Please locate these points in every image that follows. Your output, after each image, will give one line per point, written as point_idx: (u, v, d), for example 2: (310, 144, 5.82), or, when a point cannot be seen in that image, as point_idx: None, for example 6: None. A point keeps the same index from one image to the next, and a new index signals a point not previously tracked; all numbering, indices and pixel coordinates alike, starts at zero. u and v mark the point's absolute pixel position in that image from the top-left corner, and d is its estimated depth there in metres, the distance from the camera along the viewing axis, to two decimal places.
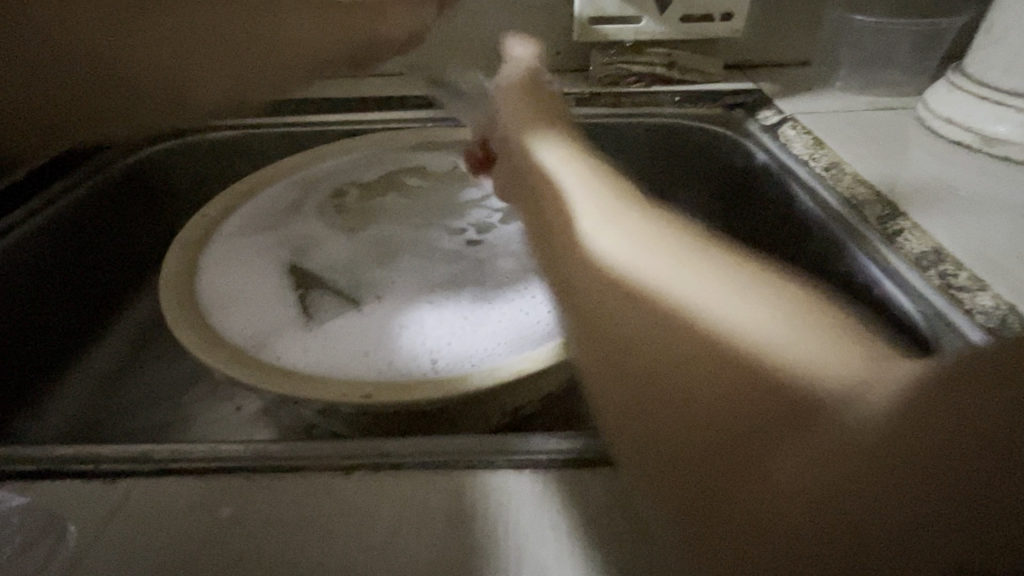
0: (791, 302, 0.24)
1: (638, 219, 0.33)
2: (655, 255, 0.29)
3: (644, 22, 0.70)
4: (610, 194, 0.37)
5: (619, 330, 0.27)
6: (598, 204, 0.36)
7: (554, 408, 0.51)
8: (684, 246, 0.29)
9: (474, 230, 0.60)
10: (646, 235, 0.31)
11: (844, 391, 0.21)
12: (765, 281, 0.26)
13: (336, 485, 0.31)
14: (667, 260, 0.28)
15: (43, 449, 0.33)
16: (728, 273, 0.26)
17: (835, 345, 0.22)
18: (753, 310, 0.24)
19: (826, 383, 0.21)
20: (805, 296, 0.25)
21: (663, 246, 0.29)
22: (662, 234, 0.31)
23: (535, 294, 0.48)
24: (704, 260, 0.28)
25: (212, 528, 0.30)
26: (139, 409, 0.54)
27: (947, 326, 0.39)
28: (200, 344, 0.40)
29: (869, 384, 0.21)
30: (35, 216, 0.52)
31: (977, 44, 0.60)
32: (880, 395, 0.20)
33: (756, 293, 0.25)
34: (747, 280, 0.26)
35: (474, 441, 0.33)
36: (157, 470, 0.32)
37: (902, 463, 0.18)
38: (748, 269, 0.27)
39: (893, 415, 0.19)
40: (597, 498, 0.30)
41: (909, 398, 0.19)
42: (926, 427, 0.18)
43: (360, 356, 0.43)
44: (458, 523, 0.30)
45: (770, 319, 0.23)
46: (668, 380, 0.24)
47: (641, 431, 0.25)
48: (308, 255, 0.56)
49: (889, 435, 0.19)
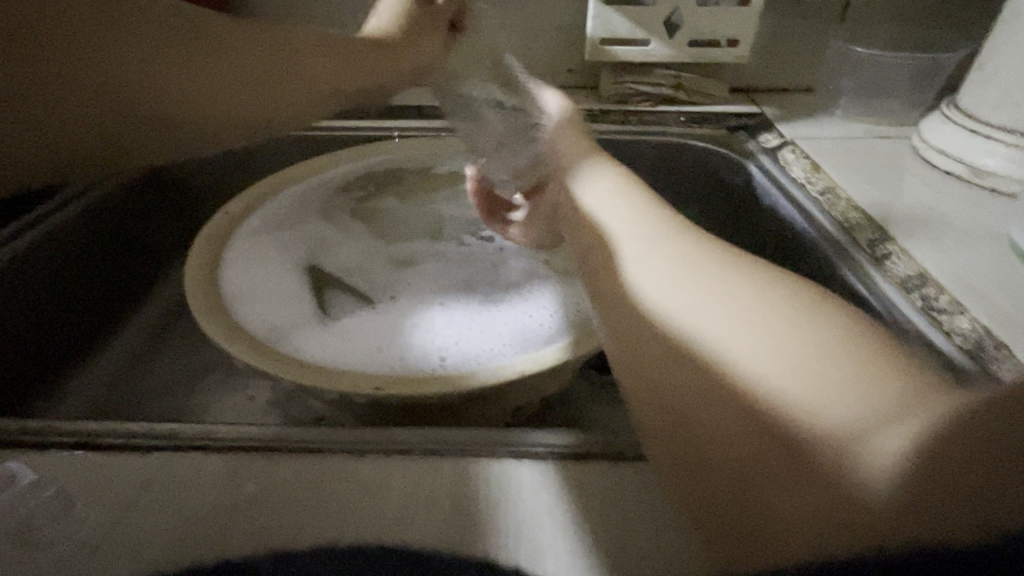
0: (830, 351, 0.25)
1: (677, 244, 0.34)
2: (698, 294, 0.30)
3: (653, 45, 0.73)
4: (643, 218, 0.37)
5: (655, 369, 0.30)
6: (624, 227, 0.37)
7: (553, 408, 0.53)
8: (722, 279, 0.31)
9: (484, 236, 0.63)
10: (687, 267, 0.32)
11: (867, 422, 0.23)
12: (807, 311, 0.28)
13: (350, 466, 0.34)
14: (698, 298, 0.30)
15: (71, 424, 0.36)
16: (773, 312, 0.28)
17: (852, 382, 0.24)
18: (775, 349, 0.26)
19: (845, 418, 0.23)
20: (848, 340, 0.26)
21: (697, 276, 0.31)
22: (699, 262, 0.32)
23: (540, 300, 0.51)
24: (738, 295, 0.29)
25: (238, 499, 0.32)
26: (156, 393, 0.57)
27: (928, 344, 0.41)
28: (224, 334, 0.42)
29: (890, 419, 0.22)
30: (65, 208, 0.55)
31: (969, 81, 0.62)
32: (895, 434, 0.22)
33: (795, 342, 0.26)
34: (791, 325, 0.27)
35: (481, 432, 0.35)
36: (183, 446, 0.35)
37: (913, 500, 0.20)
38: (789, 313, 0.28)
39: (917, 446, 0.21)
40: (592, 487, 0.33)
41: (930, 440, 0.20)
42: (941, 474, 0.20)
43: (374, 351, 0.46)
44: (463, 504, 0.32)
45: (787, 353, 0.26)
46: (698, 415, 0.28)
47: (673, 450, 0.29)
48: (325, 257, 0.60)
49: (915, 459, 0.20)
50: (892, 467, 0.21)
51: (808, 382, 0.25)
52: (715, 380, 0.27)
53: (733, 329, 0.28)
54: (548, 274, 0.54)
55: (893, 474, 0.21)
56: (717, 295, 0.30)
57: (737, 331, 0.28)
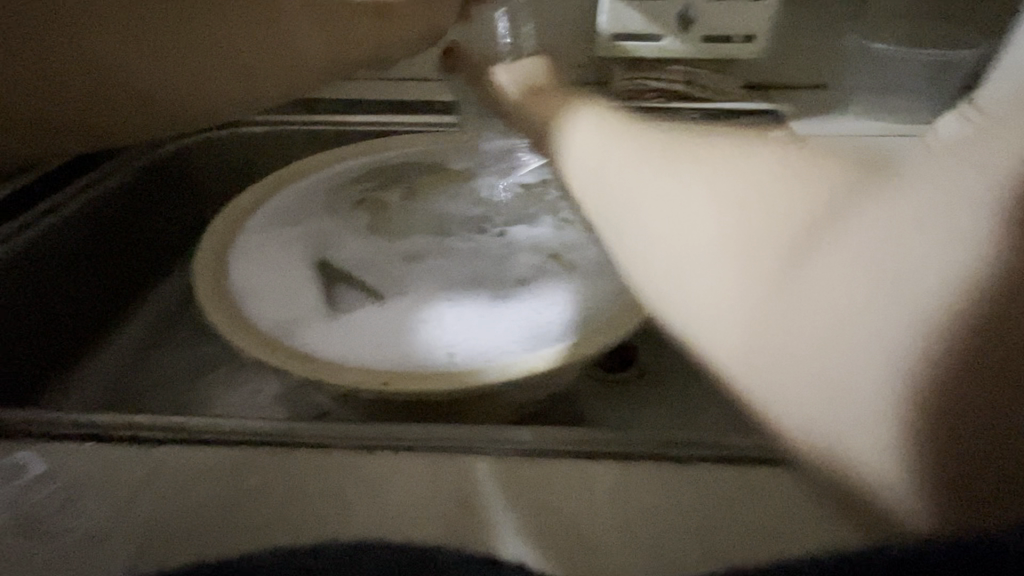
0: (814, 294, 0.23)
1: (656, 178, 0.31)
2: (683, 263, 0.27)
3: (667, 40, 0.72)
4: (613, 161, 0.34)
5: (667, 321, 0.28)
6: (607, 170, 0.34)
7: (561, 406, 0.52)
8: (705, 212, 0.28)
9: (495, 230, 0.60)
10: (666, 211, 0.29)
11: (867, 350, 0.21)
12: (797, 226, 0.25)
13: (355, 462, 0.33)
14: (689, 242, 0.28)
15: (75, 416, 0.35)
16: (762, 239, 0.25)
17: (848, 304, 0.22)
18: (767, 288, 0.24)
19: (844, 346, 0.22)
20: (841, 259, 0.23)
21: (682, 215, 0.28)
22: (679, 195, 0.29)
23: (549, 298, 0.50)
24: (725, 228, 0.26)
25: (244, 493, 0.32)
26: (162, 386, 0.57)
27: None
28: (233, 328, 0.43)
29: (887, 343, 0.21)
30: (74, 200, 0.55)
31: (991, 77, 0.61)
32: (893, 358, 0.21)
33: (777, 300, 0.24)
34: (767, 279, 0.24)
35: (490, 430, 0.34)
36: (191, 440, 0.34)
37: (926, 433, 0.20)
38: (766, 258, 0.25)
39: (920, 375, 0.20)
40: (604, 489, 0.32)
41: (930, 363, 0.20)
42: (940, 408, 0.20)
43: (381, 346, 0.45)
44: (468, 502, 0.31)
45: (782, 290, 0.24)
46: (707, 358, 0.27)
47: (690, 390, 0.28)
48: (333, 255, 0.56)
49: (918, 392, 0.20)
50: (895, 399, 0.21)
51: (793, 332, 0.23)
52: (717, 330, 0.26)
53: (716, 286, 0.26)
54: (557, 270, 0.53)
55: (898, 405, 0.21)
56: (706, 231, 0.27)
57: (730, 281, 0.26)
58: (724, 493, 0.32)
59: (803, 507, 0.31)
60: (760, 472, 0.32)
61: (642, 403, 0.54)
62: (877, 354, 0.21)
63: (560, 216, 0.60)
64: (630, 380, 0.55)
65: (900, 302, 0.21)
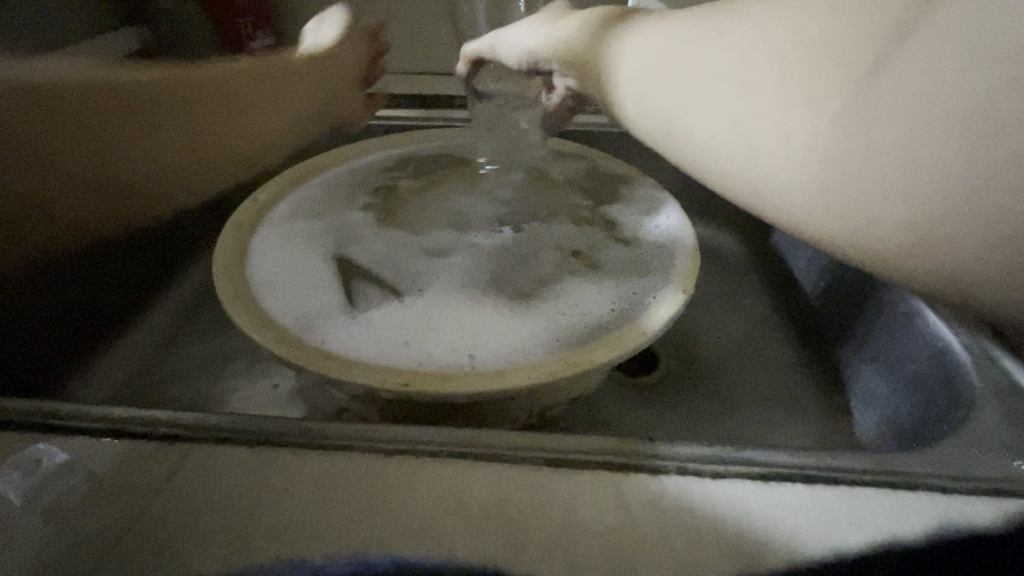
0: (886, 112, 0.26)
1: (733, 56, 0.33)
2: (784, 138, 0.30)
3: None
4: (686, 58, 0.36)
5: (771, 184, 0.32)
6: (671, 70, 0.36)
7: (581, 410, 0.51)
8: (792, 85, 0.30)
9: (517, 228, 0.58)
10: (754, 98, 0.31)
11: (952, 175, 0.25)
12: (867, 87, 0.27)
13: (374, 467, 0.32)
14: (779, 121, 0.30)
15: (99, 408, 0.35)
16: (849, 110, 0.28)
17: (911, 158, 0.26)
18: (863, 147, 0.27)
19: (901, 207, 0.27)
20: (917, 55, 0.25)
21: (762, 96, 0.31)
22: (761, 76, 0.31)
23: (573, 298, 0.49)
24: (807, 106, 0.29)
25: (262, 495, 0.31)
26: (179, 378, 0.57)
27: (991, 362, 0.38)
28: (253, 323, 0.43)
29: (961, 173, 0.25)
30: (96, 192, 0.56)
31: None
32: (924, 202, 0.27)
33: (848, 128, 0.28)
34: (845, 101, 0.28)
35: (513, 436, 0.33)
36: (207, 438, 0.34)
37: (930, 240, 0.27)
38: (851, 76, 0.28)
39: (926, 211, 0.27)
40: (632, 502, 0.30)
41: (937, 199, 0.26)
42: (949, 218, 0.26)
43: (402, 344, 0.44)
44: (493, 512, 0.30)
45: (879, 144, 0.27)
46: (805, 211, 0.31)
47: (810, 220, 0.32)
48: (354, 249, 0.55)
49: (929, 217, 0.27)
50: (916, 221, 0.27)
51: (881, 174, 0.27)
52: (826, 190, 0.29)
53: (812, 158, 0.29)
54: (580, 271, 0.52)
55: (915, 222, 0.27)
56: (787, 112, 0.30)
57: (824, 149, 0.29)
58: (761, 509, 0.30)
59: (847, 525, 0.29)
60: (799, 489, 0.31)
61: (663, 408, 0.53)
62: (932, 148, 0.25)
63: (582, 215, 0.58)
64: (650, 384, 0.55)
65: (968, 85, 0.24)
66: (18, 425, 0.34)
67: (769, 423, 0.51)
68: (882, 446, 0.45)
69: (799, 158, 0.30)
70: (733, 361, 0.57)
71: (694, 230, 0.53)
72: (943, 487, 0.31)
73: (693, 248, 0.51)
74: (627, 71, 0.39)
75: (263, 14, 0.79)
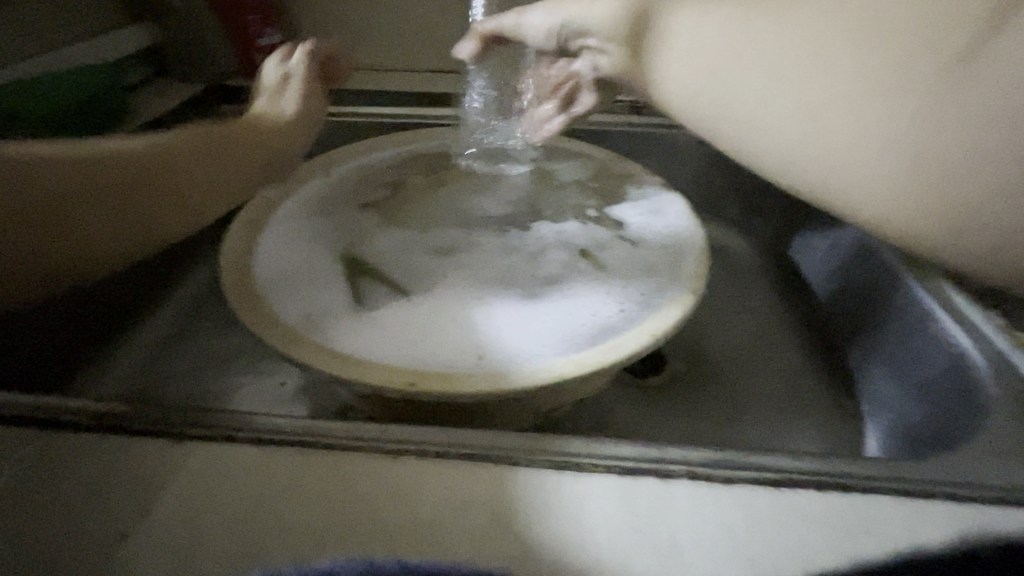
0: (942, 116, 0.29)
1: (795, 47, 0.34)
2: (833, 136, 0.33)
3: None
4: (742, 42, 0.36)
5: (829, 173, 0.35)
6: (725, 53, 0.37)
7: (588, 412, 0.51)
8: (855, 85, 0.32)
9: (525, 227, 0.58)
10: (814, 94, 0.33)
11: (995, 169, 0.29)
12: (934, 88, 0.29)
13: (380, 468, 0.32)
14: (840, 115, 0.32)
15: (104, 405, 0.35)
16: (911, 110, 0.30)
17: (965, 153, 0.30)
18: (912, 147, 0.31)
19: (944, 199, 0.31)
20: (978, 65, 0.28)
21: (829, 86, 0.32)
22: (825, 72, 0.33)
23: (581, 299, 0.48)
24: (874, 104, 0.31)
25: (267, 494, 0.31)
26: (185, 375, 0.57)
27: (1008, 366, 0.37)
28: (260, 320, 0.43)
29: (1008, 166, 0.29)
30: None
31: None
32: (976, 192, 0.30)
33: (911, 125, 0.30)
34: (908, 103, 0.30)
35: (520, 438, 0.33)
36: (213, 436, 0.34)
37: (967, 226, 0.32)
38: (918, 76, 0.30)
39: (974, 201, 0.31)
40: (641, 507, 0.30)
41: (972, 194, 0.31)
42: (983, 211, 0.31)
43: (409, 344, 0.44)
44: (498, 516, 0.30)
45: (926, 146, 0.30)
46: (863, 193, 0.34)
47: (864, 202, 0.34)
48: (361, 247, 0.55)
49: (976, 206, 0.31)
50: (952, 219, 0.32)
51: (927, 175, 0.31)
52: (869, 186, 0.33)
53: (860, 151, 0.32)
54: (589, 271, 0.51)
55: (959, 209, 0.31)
56: (852, 107, 0.32)
57: (881, 146, 0.31)
58: (772, 516, 0.29)
59: (860, 532, 0.29)
60: (811, 496, 0.30)
61: (670, 410, 0.52)
62: (977, 147, 0.29)
63: (589, 214, 0.58)
64: (656, 385, 0.54)
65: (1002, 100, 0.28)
66: (24, 422, 0.34)
67: (779, 427, 0.50)
68: (891, 455, 0.45)
69: (852, 147, 0.33)
70: (742, 363, 0.57)
71: (703, 231, 0.52)
72: (958, 495, 0.30)
73: (702, 249, 0.50)
74: (679, 45, 0.39)
75: (271, 11, 0.79)
